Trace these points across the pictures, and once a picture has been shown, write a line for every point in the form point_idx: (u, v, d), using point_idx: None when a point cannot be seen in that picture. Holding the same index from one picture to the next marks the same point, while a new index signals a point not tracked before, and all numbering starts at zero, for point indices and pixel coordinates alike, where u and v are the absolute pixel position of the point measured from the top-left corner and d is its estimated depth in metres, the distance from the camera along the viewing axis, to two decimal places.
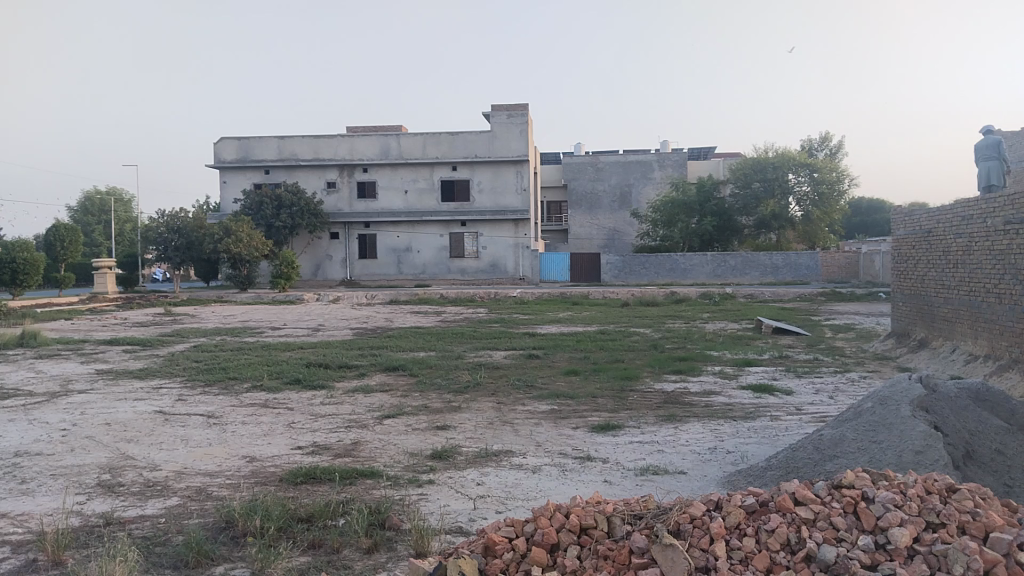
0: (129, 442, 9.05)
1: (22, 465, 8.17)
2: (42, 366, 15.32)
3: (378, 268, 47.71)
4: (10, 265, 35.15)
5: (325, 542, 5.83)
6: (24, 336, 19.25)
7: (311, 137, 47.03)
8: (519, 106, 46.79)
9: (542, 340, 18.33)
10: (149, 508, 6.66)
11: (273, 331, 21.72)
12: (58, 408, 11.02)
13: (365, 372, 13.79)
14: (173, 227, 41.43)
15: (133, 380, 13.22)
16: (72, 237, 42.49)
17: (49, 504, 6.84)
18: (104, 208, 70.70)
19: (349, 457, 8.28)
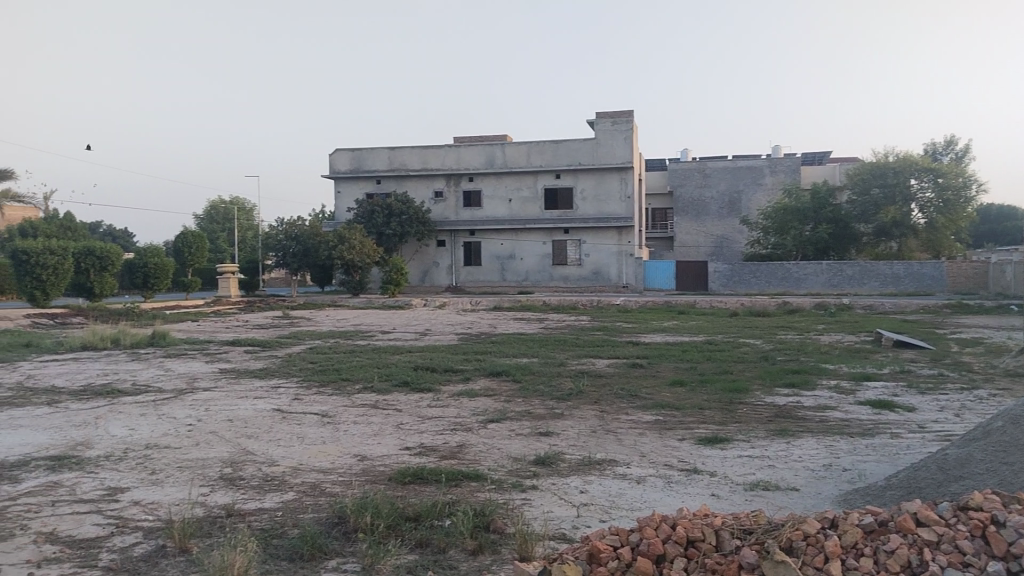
0: (249, 438, 9.54)
1: (153, 457, 8.76)
2: (171, 365, 16.40)
3: (482, 274, 48.38)
4: (143, 269, 37.79)
5: (431, 542, 5.95)
6: (155, 336, 20.66)
7: (419, 148, 48.35)
8: (624, 113, 46.41)
9: (648, 349, 18.07)
10: (268, 501, 7.00)
11: (383, 335, 22.42)
12: (186, 405, 11.74)
13: (470, 376, 14.02)
14: (291, 234, 43.46)
15: (254, 379, 13.98)
16: (199, 243, 45.25)
17: (177, 494, 7.30)
18: (228, 216, 75.05)
19: (454, 460, 8.43)
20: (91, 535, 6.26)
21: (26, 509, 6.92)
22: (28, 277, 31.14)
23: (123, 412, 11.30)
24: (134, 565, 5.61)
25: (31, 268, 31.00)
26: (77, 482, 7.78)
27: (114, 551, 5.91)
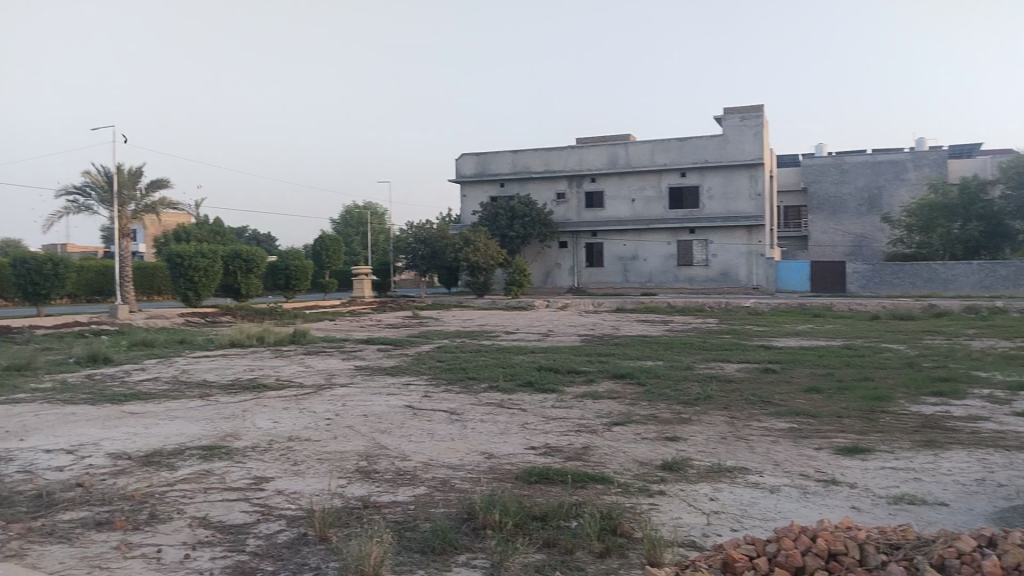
0: (383, 432, 9.91)
1: (295, 448, 9.26)
2: (310, 361, 17.31)
3: (605, 276, 48.13)
4: (285, 271, 40.07)
5: (558, 542, 5.97)
6: (296, 334, 21.87)
7: (542, 150, 48.74)
8: (753, 108, 44.87)
9: (781, 353, 17.38)
10: (400, 494, 7.25)
11: (508, 335, 22.73)
12: (324, 399, 12.35)
13: (594, 378, 13.98)
14: (420, 237, 44.84)
15: (386, 377, 14.53)
16: (335, 246, 47.51)
17: (317, 484, 7.69)
18: (361, 220, 78.42)
19: (580, 461, 8.43)
20: (240, 521, 6.69)
21: (183, 494, 7.49)
22: (183, 278, 33.69)
23: (267, 405, 12.02)
24: (279, 551, 5.95)
25: (186, 270, 33.51)
26: (227, 470, 8.34)
27: (261, 537, 6.29)
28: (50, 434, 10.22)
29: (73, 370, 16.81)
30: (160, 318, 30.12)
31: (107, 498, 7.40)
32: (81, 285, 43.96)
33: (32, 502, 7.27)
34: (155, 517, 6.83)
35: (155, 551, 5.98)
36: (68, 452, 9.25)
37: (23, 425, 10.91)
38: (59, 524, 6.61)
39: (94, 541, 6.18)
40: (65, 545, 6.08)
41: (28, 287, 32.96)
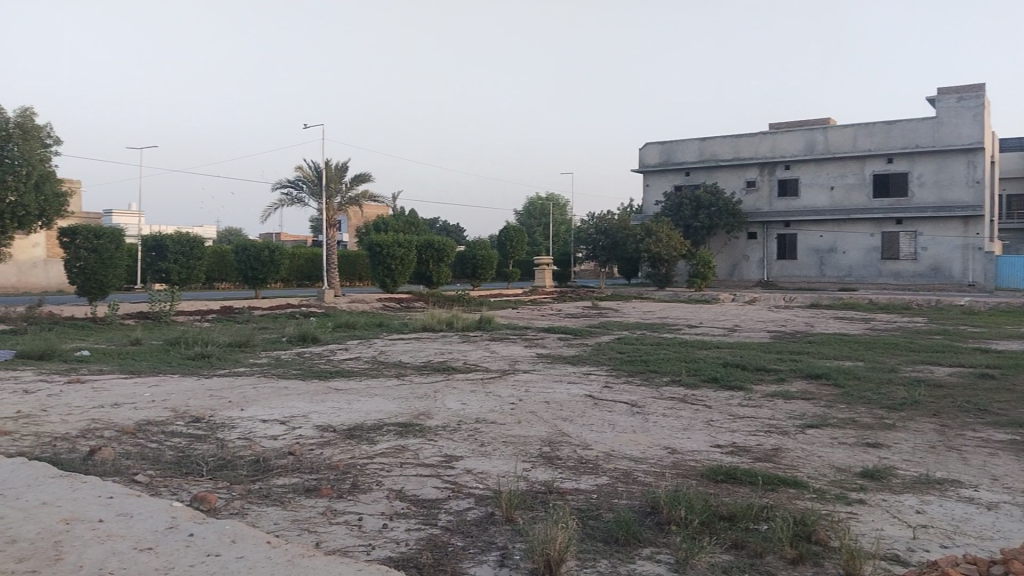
0: (565, 420, 10.05)
1: (481, 430, 9.62)
2: (495, 347, 17.90)
3: (799, 269, 45.63)
4: (472, 260, 41.64)
5: (747, 545, 5.75)
6: (482, 320, 22.67)
7: (731, 137, 47.16)
8: (974, 86, 40.63)
9: (1002, 358, 15.61)
10: (583, 482, 7.31)
11: (692, 329, 22.20)
12: (509, 384, 12.72)
13: (785, 377, 13.32)
14: (601, 228, 44.86)
15: (568, 365, 14.70)
16: (519, 237, 48.72)
17: (504, 466, 7.95)
18: (544, 212, 79.73)
19: (770, 463, 8.08)
20: (433, 496, 7.05)
21: (380, 467, 8.01)
22: (381, 266, 35.98)
23: (456, 387, 12.56)
24: (468, 528, 6.20)
25: (384, 259, 35.79)
26: (420, 447, 8.81)
27: (452, 513, 6.59)
28: (266, 405, 11.31)
29: (286, 348, 18.49)
30: (360, 302, 32.41)
31: (314, 466, 8.06)
32: (293, 271, 48.23)
33: (252, 466, 8.07)
34: (356, 487, 7.35)
35: (356, 519, 6.43)
36: (281, 423, 10.18)
37: (244, 396, 12.15)
38: (273, 488, 7.29)
39: (304, 506, 6.77)
40: (278, 508, 6.69)
41: (250, 272, 36.61)
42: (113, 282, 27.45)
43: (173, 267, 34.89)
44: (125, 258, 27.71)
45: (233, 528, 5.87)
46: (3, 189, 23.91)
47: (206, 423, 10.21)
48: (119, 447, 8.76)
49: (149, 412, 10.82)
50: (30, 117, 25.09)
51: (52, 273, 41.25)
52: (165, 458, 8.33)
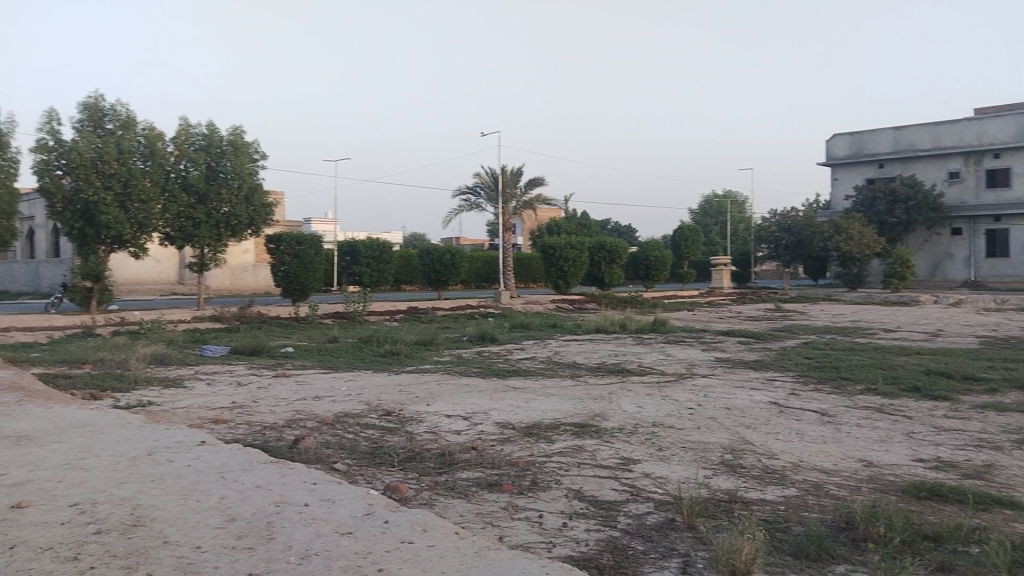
0: (748, 427, 9.67)
1: (660, 434, 9.46)
2: (672, 350, 17.56)
3: (1012, 268, 40.82)
4: (646, 261, 41.11)
5: (957, 568, 5.25)
6: (658, 322, 22.34)
7: (932, 124, 43.34)
8: None
9: None
10: (769, 493, 7.00)
11: (886, 333, 20.58)
12: (687, 389, 12.44)
13: (999, 387, 12.01)
14: (784, 226, 42.62)
15: (750, 370, 14.14)
16: (695, 236, 47.53)
17: (684, 472, 7.79)
18: (721, 210, 77.35)
19: (982, 480, 7.33)
20: (612, 498, 7.04)
21: (559, 467, 8.12)
22: (555, 268, 36.40)
23: (632, 390, 12.47)
24: (648, 533, 6.13)
25: (559, 261, 36.18)
26: (598, 449, 8.83)
27: (632, 516, 6.55)
28: (449, 402, 11.81)
29: (467, 347, 19.21)
30: (535, 304, 32.98)
31: (495, 462, 8.32)
32: (472, 273, 50.02)
33: (438, 459, 8.46)
34: (536, 485, 7.49)
35: (537, 516, 6.56)
36: (463, 419, 10.60)
37: (429, 392, 12.75)
38: (458, 481, 7.61)
39: (487, 500, 7.00)
40: (463, 500, 6.96)
41: (432, 275, 38.38)
42: (313, 285, 29.77)
43: (365, 271, 37.46)
44: (322, 262, 29.98)
45: (425, 518, 6.18)
46: (219, 201, 26.65)
47: (395, 417, 10.82)
48: (320, 437, 9.50)
49: (346, 405, 11.64)
50: (240, 135, 27.75)
51: (260, 276, 45.51)
52: (360, 448, 8.93)
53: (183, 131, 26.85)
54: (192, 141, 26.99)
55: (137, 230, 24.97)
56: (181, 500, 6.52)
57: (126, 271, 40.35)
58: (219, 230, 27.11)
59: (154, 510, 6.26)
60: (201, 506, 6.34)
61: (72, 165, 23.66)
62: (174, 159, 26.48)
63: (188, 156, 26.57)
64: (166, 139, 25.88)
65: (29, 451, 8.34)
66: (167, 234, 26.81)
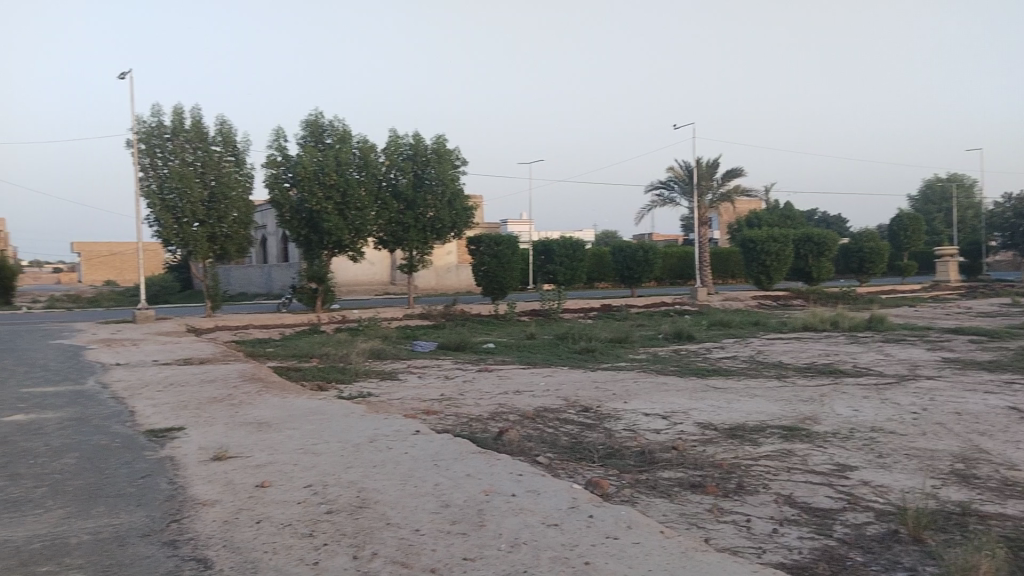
0: (983, 435, 8.72)
1: (879, 440, 8.79)
2: (890, 349, 16.23)
3: None
4: (858, 253, 38.30)
5: None
6: (873, 320, 20.73)
7: None
8: None
9: None
10: (1010, 508, 6.28)
11: None
12: (908, 392, 11.43)
13: None
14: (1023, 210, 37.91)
15: (984, 372, 12.73)
16: (915, 225, 43.59)
17: (907, 481, 7.18)
18: (945, 194, 70.37)
19: None
20: (826, 505, 6.65)
21: (766, 470, 7.79)
22: (756, 262, 34.92)
23: (845, 392, 11.67)
24: (869, 544, 5.72)
25: (760, 255, 34.63)
26: (808, 453, 8.36)
27: (848, 525, 6.15)
28: (648, 400, 11.71)
29: (664, 345, 18.94)
30: (734, 301, 31.80)
31: (697, 463, 8.14)
32: (667, 270, 49.27)
33: (639, 457, 8.43)
34: (742, 488, 7.24)
35: (744, 520, 6.34)
36: (662, 417, 10.46)
37: (627, 389, 12.72)
38: (661, 480, 7.53)
39: (691, 501, 6.87)
40: (666, 500, 6.88)
41: (626, 272, 38.22)
42: (511, 284, 30.69)
43: (560, 269, 38.16)
44: (519, 261, 30.84)
45: (629, 515, 6.18)
46: (425, 206, 28.32)
47: (594, 413, 10.92)
48: (522, 431, 9.80)
49: (546, 400, 11.92)
50: (444, 143, 29.14)
51: (462, 275, 47.78)
52: (561, 443, 9.11)
53: (393, 142, 28.67)
54: (402, 150, 28.80)
55: (353, 235, 27.14)
56: (400, 485, 7.00)
57: (344, 273, 44.01)
58: (426, 233, 28.80)
59: (377, 493, 6.77)
60: (417, 492, 6.77)
61: (298, 177, 26.06)
62: (385, 169, 28.39)
63: (397, 165, 28.35)
64: (378, 148, 27.84)
65: (269, 436, 9.34)
66: (379, 238, 28.89)
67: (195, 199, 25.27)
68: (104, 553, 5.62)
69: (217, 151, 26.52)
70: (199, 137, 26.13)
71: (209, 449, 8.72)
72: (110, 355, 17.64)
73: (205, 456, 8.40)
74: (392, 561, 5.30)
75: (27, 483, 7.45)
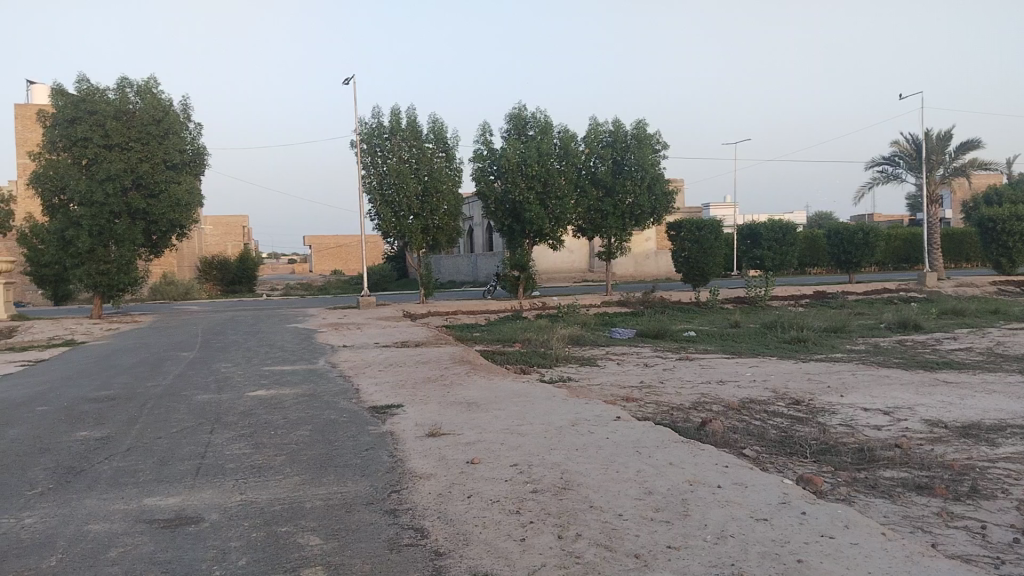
0: None
1: None
2: None
3: None
4: None
5: None
6: None
7: None
8: None
9: None
10: None
11: None
12: None
13: None
14: None
15: None
16: None
17: None
18: None
19: None
20: None
21: (1008, 474, 6.97)
22: (996, 243, 31.21)
23: None
24: None
25: (1000, 235, 30.88)
26: None
27: None
28: (866, 394, 10.89)
29: (886, 335, 17.47)
30: (970, 287, 28.62)
31: (924, 463, 7.46)
32: (889, 253, 45.37)
33: (855, 454, 7.88)
34: (978, 492, 6.54)
35: (979, 526, 5.73)
36: (883, 412, 9.69)
37: (842, 382, 11.90)
38: (881, 480, 6.99)
39: (916, 503, 6.31)
40: (887, 501, 6.38)
41: (842, 256, 35.64)
42: (714, 270, 29.73)
43: (767, 254, 36.41)
44: (723, 246, 29.81)
45: (846, 514, 5.81)
46: (625, 192, 28.18)
47: (805, 406, 10.34)
48: (727, 422, 9.52)
49: (752, 391, 11.46)
50: (644, 127, 28.72)
51: (662, 262, 47.12)
52: (769, 436, 8.73)
53: (593, 130, 28.78)
54: (602, 138, 28.81)
55: (554, 224, 27.66)
56: (604, 469, 7.07)
57: (546, 261, 44.97)
58: (625, 220, 28.67)
59: (580, 476, 6.89)
60: (620, 477, 6.81)
61: (503, 169, 26.97)
62: (585, 157, 28.59)
63: (597, 153, 28.43)
64: (579, 137, 28.10)
65: (477, 415, 9.80)
66: (579, 226, 29.20)
67: (409, 194, 27.00)
68: (334, 518, 6.21)
69: (429, 148, 28.13)
70: (414, 135, 27.87)
71: (424, 426, 9.33)
72: (338, 338, 19.38)
73: (420, 432, 9.00)
74: (595, 543, 5.39)
75: (270, 451, 8.40)
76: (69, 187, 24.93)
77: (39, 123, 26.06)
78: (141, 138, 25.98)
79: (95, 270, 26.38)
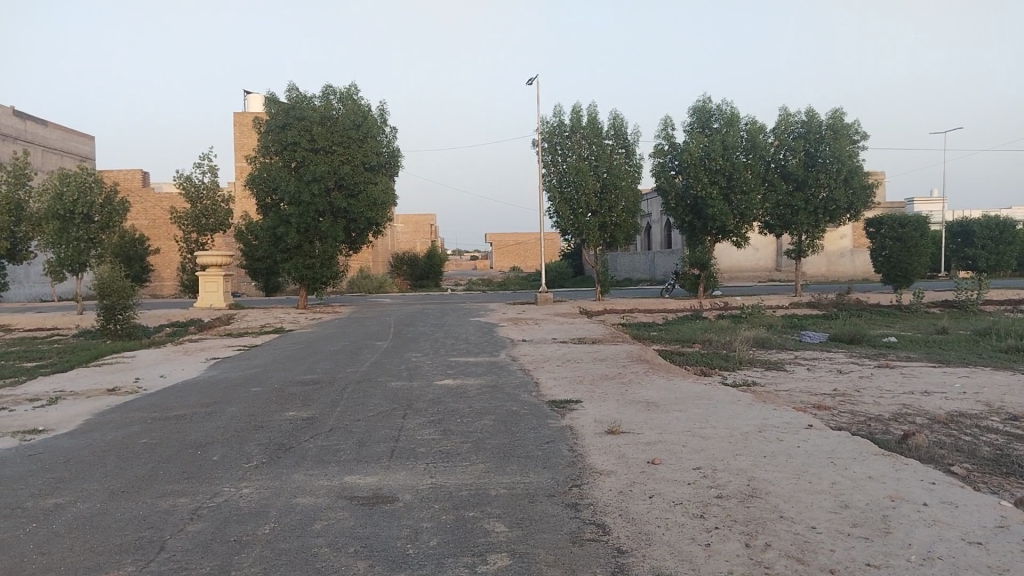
0: None
1: None
2: None
3: None
4: None
5: None
6: None
7: None
8: None
9: None
10: None
11: None
12: None
13: None
14: None
15: None
16: None
17: None
18: None
19: None
20: None
21: None
22: None
23: None
24: None
25: None
26: None
27: None
28: None
29: None
30: None
31: None
32: None
33: None
34: None
35: None
36: None
37: None
38: None
39: None
40: None
41: None
42: (918, 270, 27.35)
43: None
44: (929, 244, 27.37)
45: None
46: (818, 186, 26.61)
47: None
48: (933, 435, 8.74)
49: (961, 404, 10.43)
50: (841, 117, 26.93)
51: (858, 261, 44.14)
52: (981, 453, 7.91)
53: (783, 120, 27.42)
54: (793, 129, 27.35)
55: (738, 220, 26.67)
56: (794, 479, 6.74)
57: (729, 258, 43.53)
58: (818, 215, 27.08)
59: (769, 485, 6.61)
60: (812, 488, 6.46)
61: (685, 164, 26.39)
62: (774, 149, 27.34)
63: (788, 144, 27.08)
64: (769, 128, 26.89)
65: (659, 415, 9.68)
66: (766, 222, 27.96)
67: (589, 191, 27.10)
68: (518, 507, 6.38)
69: (609, 144, 28.12)
70: (594, 133, 27.93)
71: (603, 423, 9.35)
72: (518, 332, 19.85)
73: (599, 429, 9.03)
74: (786, 554, 5.15)
75: (457, 438, 8.78)
76: (281, 187, 27.38)
77: (256, 129, 28.78)
78: (343, 142, 28.02)
79: (302, 264, 28.82)
